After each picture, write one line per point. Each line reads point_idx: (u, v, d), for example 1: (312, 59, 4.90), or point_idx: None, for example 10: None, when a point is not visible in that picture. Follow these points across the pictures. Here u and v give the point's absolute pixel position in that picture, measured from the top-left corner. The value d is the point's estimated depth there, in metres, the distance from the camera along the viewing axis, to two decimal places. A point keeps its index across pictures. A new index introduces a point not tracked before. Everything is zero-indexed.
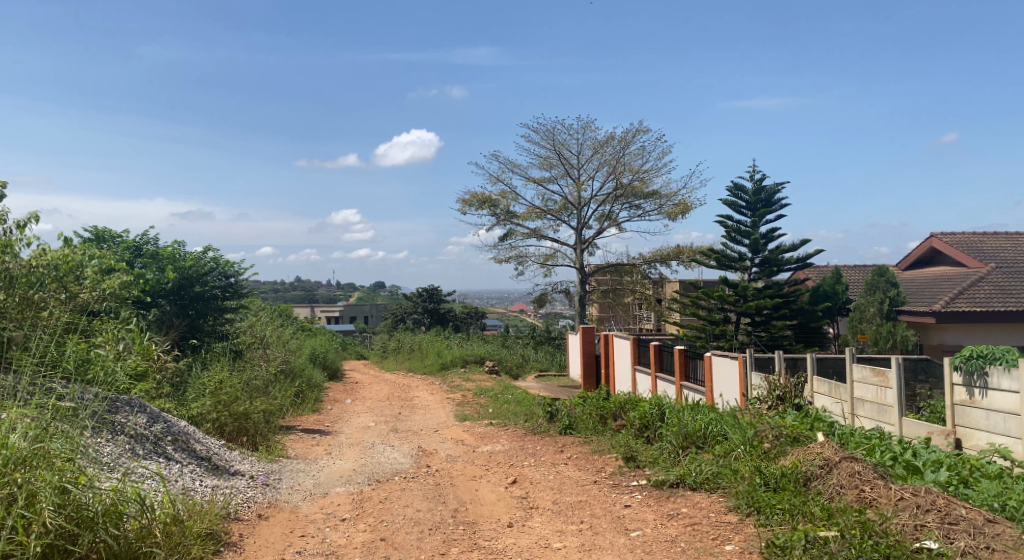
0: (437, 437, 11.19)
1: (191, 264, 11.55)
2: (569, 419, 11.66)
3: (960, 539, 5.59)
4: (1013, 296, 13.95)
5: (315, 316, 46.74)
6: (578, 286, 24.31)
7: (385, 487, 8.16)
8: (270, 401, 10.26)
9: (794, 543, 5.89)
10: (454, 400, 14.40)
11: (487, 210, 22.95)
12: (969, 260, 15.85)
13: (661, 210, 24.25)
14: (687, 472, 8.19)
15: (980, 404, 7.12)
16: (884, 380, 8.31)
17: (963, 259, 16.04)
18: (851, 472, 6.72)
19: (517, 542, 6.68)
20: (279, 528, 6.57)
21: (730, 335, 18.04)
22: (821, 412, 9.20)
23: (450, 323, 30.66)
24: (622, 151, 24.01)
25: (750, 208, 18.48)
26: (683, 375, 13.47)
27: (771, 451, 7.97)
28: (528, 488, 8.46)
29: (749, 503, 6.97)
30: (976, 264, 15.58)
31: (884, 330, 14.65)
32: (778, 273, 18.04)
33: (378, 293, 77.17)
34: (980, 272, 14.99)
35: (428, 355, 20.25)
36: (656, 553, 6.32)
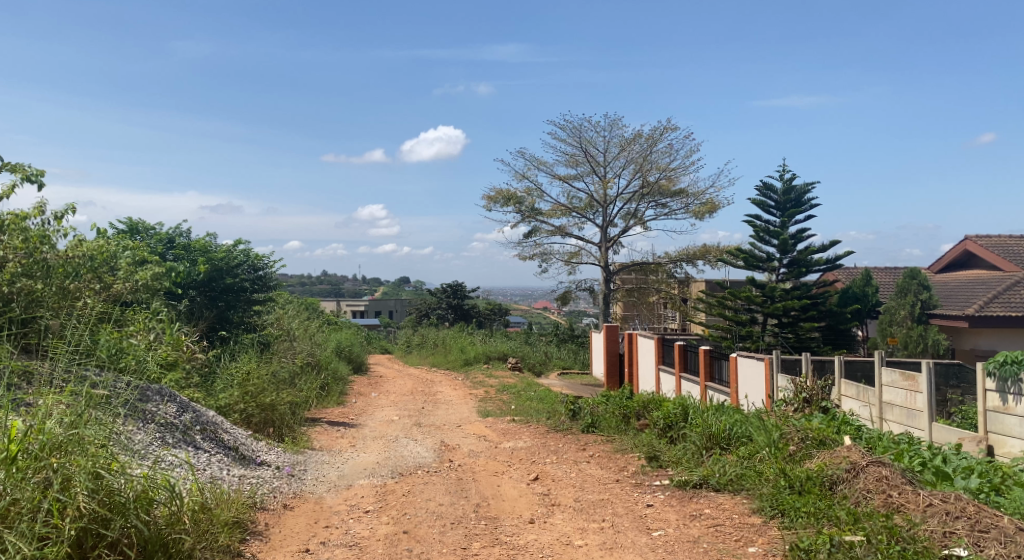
0: (459, 433, 11.22)
1: (223, 257, 11.64)
2: (591, 417, 11.62)
3: (990, 547, 5.50)
4: None
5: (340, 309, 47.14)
6: (603, 285, 24.26)
7: (408, 481, 8.20)
8: (297, 393, 10.34)
9: (818, 546, 5.83)
10: (477, 396, 14.42)
11: (512, 207, 22.94)
12: (1005, 263, 15.59)
13: (688, 209, 24.12)
14: (711, 472, 8.16)
15: (1014, 411, 7.00)
16: (914, 385, 8.22)
17: (998, 262, 15.79)
18: (878, 477, 6.65)
19: (539, 538, 6.69)
20: (304, 519, 6.62)
21: (756, 336, 17.91)
22: (848, 416, 9.10)
23: (473, 320, 30.77)
24: (650, 149, 23.92)
25: (779, 207, 18.32)
26: (707, 376, 13.41)
27: (797, 454, 7.93)
28: (550, 485, 8.46)
29: (773, 506, 6.92)
30: (1013, 268, 15.32)
31: (914, 334, 14.44)
32: (807, 274, 17.85)
33: (402, 288, 77.62)
34: (1016, 276, 14.73)
35: (452, 351, 20.28)
36: (678, 554, 6.29)
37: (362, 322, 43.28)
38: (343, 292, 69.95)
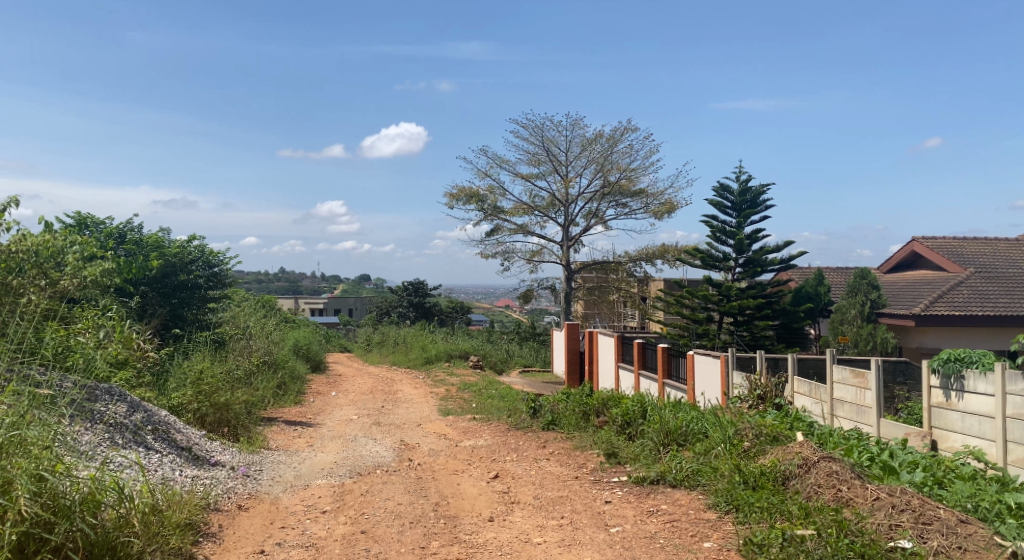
0: (419, 431, 11.22)
1: (176, 253, 11.56)
2: (552, 415, 11.70)
3: (933, 539, 5.64)
4: (989, 300, 14.10)
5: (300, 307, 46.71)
6: (564, 283, 24.42)
7: (366, 480, 8.19)
8: (252, 393, 10.23)
9: (771, 541, 5.95)
10: (437, 395, 14.41)
11: (475, 205, 22.92)
12: (948, 263, 16.02)
13: (647, 209, 24.36)
14: (668, 468, 8.27)
15: (956, 406, 7.19)
16: (863, 382, 8.42)
17: (942, 263, 16.21)
18: (829, 472, 6.82)
19: (498, 536, 6.73)
20: (259, 520, 6.58)
21: (713, 335, 18.19)
22: (801, 412, 9.35)
23: (435, 318, 30.74)
24: (611, 150, 24.10)
25: (736, 208, 18.59)
26: (665, 373, 13.58)
27: (751, 450, 8.11)
28: (510, 483, 8.51)
29: (728, 501, 7.05)
30: (956, 268, 15.74)
31: (864, 333, 14.78)
32: (761, 273, 18.16)
33: (362, 286, 77.25)
34: (959, 276, 15.15)
35: (413, 349, 20.22)
36: (635, 549, 6.37)
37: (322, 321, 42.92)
38: (302, 289, 69.31)
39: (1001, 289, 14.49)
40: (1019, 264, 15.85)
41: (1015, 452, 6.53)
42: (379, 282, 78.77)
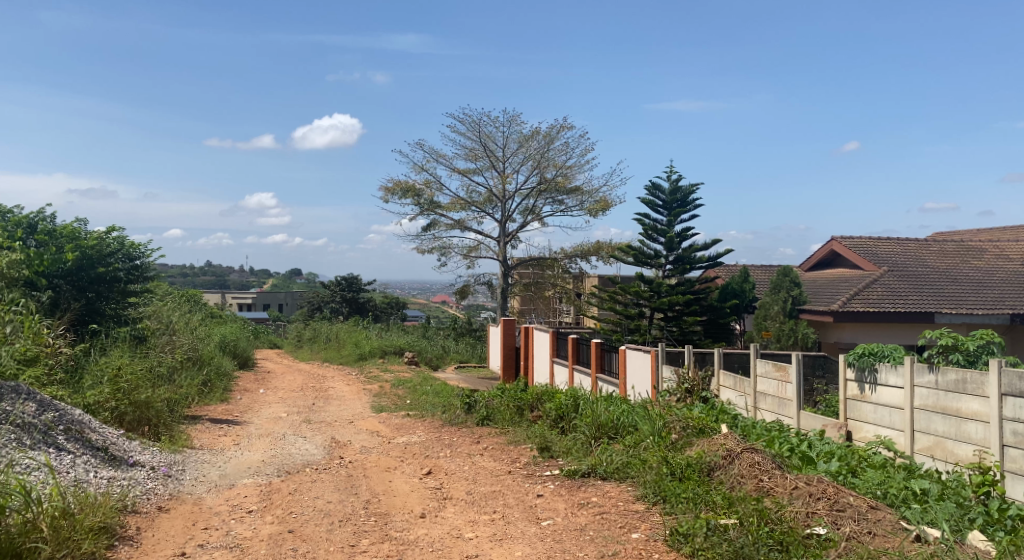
0: (351, 428, 11.14)
1: (93, 245, 11.16)
2: (486, 410, 11.74)
3: (846, 524, 5.84)
4: (902, 298, 14.68)
5: (230, 303, 45.85)
6: (501, 279, 24.50)
7: (295, 479, 8.10)
8: (175, 391, 10.00)
9: (696, 530, 6.06)
10: (370, 391, 14.32)
11: (411, 199, 22.78)
12: (865, 262, 16.58)
13: (583, 207, 24.60)
14: (598, 461, 8.40)
15: (869, 398, 7.47)
16: (785, 375, 8.69)
17: (859, 261, 16.78)
18: (751, 463, 7.02)
19: (429, 532, 6.73)
20: (180, 521, 6.45)
21: (644, 330, 18.59)
22: (726, 405, 9.61)
23: (369, 313, 30.50)
24: (547, 147, 24.26)
25: (667, 207, 18.90)
26: (598, 367, 13.76)
27: (678, 442, 8.31)
28: (442, 479, 8.52)
29: (656, 492, 7.19)
30: (872, 267, 16.32)
31: (787, 328, 15.19)
32: (690, 271, 18.56)
33: (294, 280, 76.15)
34: (874, 274, 15.73)
35: (346, 345, 20.02)
36: (565, 542, 6.46)
37: (253, 316, 42.20)
38: (231, 284, 67.98)
39: (913, 287, 15.10)
40: (930, 263, 16.53)
41: (921, 441, 6.82)
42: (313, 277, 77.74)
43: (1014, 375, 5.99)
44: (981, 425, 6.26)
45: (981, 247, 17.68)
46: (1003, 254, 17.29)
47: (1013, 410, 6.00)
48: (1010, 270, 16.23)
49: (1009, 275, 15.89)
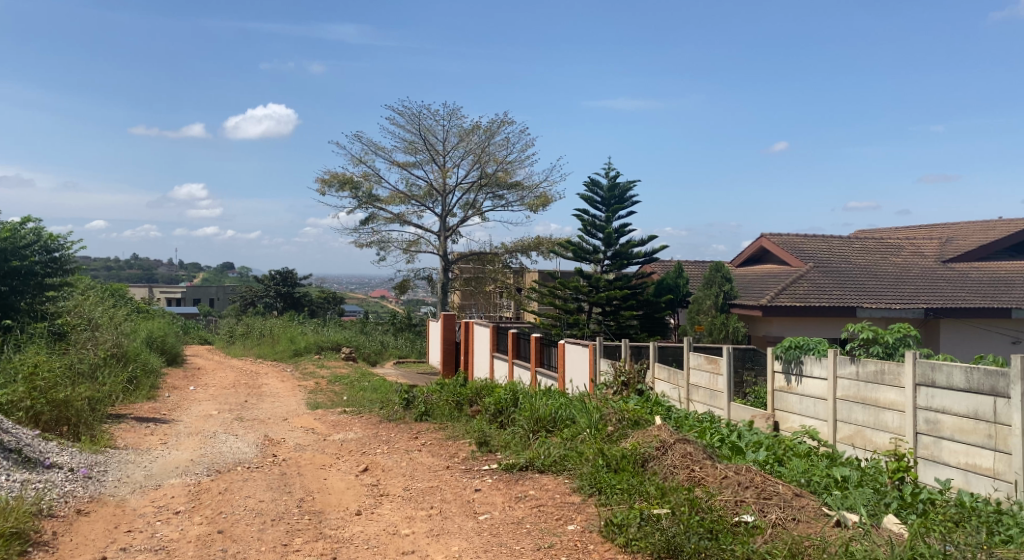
0: (285, 426, 10.96)
1: (7, 237, 10.66)
2: (425, 406, 11.68)
3: (772, 512, 5.96)
4: (826, 292, 15.11)
5: (158, 298, 44.67)
6: (441, 274, 24.43)
7: (225, 478, 7.93)
8: (96, 389, 9.70)
9: (630, 521, 6.10)
10: (306, 388, 14.10)
11: (348, 191, 22.50)
12: (791, 259, 17.00)
13: (523, 202, 24.65)
14: (536, 454, 8.43)
15: (795, 390, 7.66)
16: (716, 367, 8.83)
17: (786, 257, 17.19)
18: (683, 453, 7.13)
19: (364, 529, 6.67)
20: (101, 524, 6.27)
21: (583, 324, 18.73)
22: (660, 397, 9.77)
23: (304, 308, 30.05)
24: (487, 142, 24.22)
25: (605, 203, 19.07)
26: (538, 361, 13.82)
27: (614, 434, 8.39)
28: (379, 475, 8.44)
29: (591, 484, 7.25)
30: (798, 263, 16.73)
31: (718, 321, 15.45)
32: (627, 266, 18.80)
33: (227, 275, 74.57)
34: (800, 270, 16.15)
35: (280, 341, 19.68)
36: (502, 535, 6.46)
37: (182, 311, 41.21)
38: (159, 278, 66.16)
39: (836, 283, 15.55)
40: (854, 259, 17.04)
41: (843, 430, 7.02)
42: (244, 271, 76.25)
43: (927, 366, 6.20)
44: (897, 413, 6.47)
45: (899, 245, 18.31)
46: (920, 251, 17.93)
47: (926, 399, 6.21)
48: (927, 266, 16.84)
49: (925, 271, 16.48)
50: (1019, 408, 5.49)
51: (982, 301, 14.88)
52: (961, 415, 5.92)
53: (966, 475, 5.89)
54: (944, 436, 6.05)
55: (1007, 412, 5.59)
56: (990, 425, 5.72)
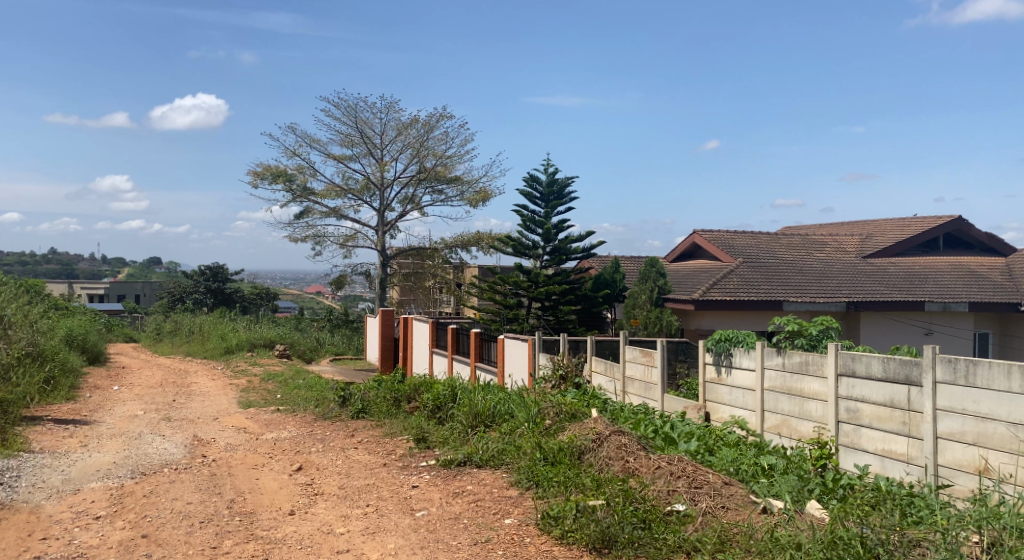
0: (215, 426, 10.68)
1: None
2: (362, 403, 11.51)
3: (703, 500, 6.02)
4: (755, 287, 15.41)
5: (78, 294, 43.17)
6: (379, 269, 24.18)
7: (151, 480, 7.68)
8: (10, 391, 9.27)
9: (566, 513, 6.07)
10: (237, 386, 13.78)
11: (282, 184, 22.06)
12: (722, 254, 17.29)
13: (462, 196, 24.54)
14: (474, 450, 8.38)
15: (725, 381, 7.77)
16: (650, 360, 8.91)
17: (717, 252, 17.47)
18: (619, 445, 7.16)
19: (298, 530, 6.53)
20: (13, 533, 6.01)
21: (522, 319, 18.84)
22: (597, 390, 9.83)
23: (235, 305, 29.48)
24: (426, 135, 24.04)
25: (544, 199, 19.10)
26: (477, 356, 13.77)
27: (552, 428, 8.39)
28: (313, 474, 8.28)
29: (529, 477, 7.23)
30: (728, 258, 17.01)
31: (653, 315, 15.63)
32: (566, 261, 18.91)
33: (154, 270, 72.48)
34: (731, 265, 16.43)
35: (210, 339, 19.19)
36: (439, 531, 6.39)
37: (102, 307, 39.86)
38: (82, 274, 63.89)
39: (765, 277, 15.87)
40: (781, 254, 17.41)
41: (770, 419, 7.15)
42: (173, 266, 74.21)
43: (848, 357, 6.35)
44: (820, 403, 6.61)
45: (823, 241, 18.81)
46: (844, 247, 18.44)
47: (847, 388, 6.36)
48: (849, 261, 17.32)
49: (848, 266, 16.95)
50: (931, 396, 5.65)
51: (899, 294, 15.38)
52: (879, 404, 6.08)
53: (883, 461, 6.05)
54: (863, 424, 6.21)
55: (920, 400, 5.75)
56: (905, 412, 5.88)
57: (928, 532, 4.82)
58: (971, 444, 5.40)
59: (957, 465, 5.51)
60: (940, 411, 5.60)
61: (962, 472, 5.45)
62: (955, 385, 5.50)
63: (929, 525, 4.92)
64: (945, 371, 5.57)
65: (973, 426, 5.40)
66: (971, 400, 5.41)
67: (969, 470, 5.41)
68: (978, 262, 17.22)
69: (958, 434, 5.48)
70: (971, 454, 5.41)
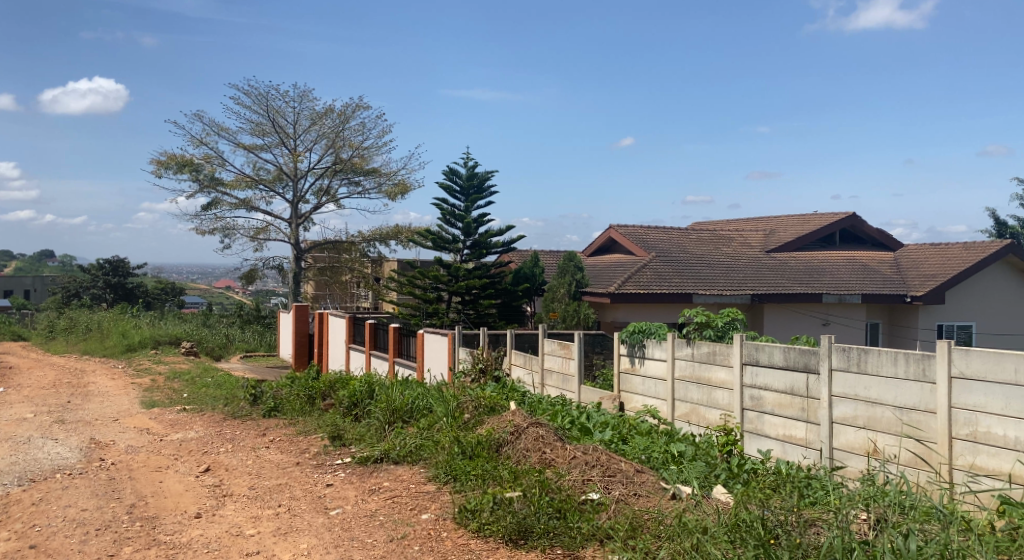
0: (115, 427, 10.14)
1: None
2: (273, 401, 11.13)
3: (616, 488, 5.97)
4: (668, 280, 15.61)
5: None
6: (293, 263, 23.61)
7: (42, 487, 7.21)
8: None
9: (483, 506, 5.92)
10: (140, 385, 13.16)
11: (188, 174, 21.24)
12: (636, 249, 17.48)
13: (380, 189, 24.13)
14: (391, 446, 8.16)
15: (638, 371, 7.77)
16: (568, 352, 8.85)
17: (632, 247, 17.65)
18: (536, 437, 7.06)
19: (204, 533, 6.20)
20: None
21: (442, 314, 18.64)
22: (515, 383, 9.75)
23: (137, 300, 28.25)
24: (342, 126, 23.54)
25: (463, 193, 18.93)
26: (396, 352, 13.52)
27: (470, 422, 8.26)
28: (222, 475, 7.93)
29: (447, 472, 7.07)
30: (643, 253, 17.19)
31: (571, 309, 15.61)
32: (486, 255, 18.82)
33: (49, 265, 69.02)
34: (646, 260, 16.60)
35: (110, 336, 18.32)
36: (353, 529, 6.17)
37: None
38: None
39: (678, 271, 16.10)
40: (691, 249, 17.70)
41: (680, 408, 7.17)
42: (70, 261, 70.85)
43: (752, 346, 6.41)
44: (726, 391, 6.66)
45: (730, 236, 19.23)
46: (748, 242, 18.89)
47: (752, 376, 6.41)
48: (754, 256, 17.74)
49: (753, 260, 17.36)
50: (827, 383, 5.74)
51: (798, 287, 15.86)
52: (781, 391, 6.15)
53: (784, 446, 6.13)
54: (766, 410, 6.28)
55: (818, 387, 5.83)
56: (804, 399, 5.96)
57: (823, 512, 4.86)
58: (862, 427, 5.51)
59: (850, 448, 5.61)
60: (835, 397, 5.70)
61: (854, 455, 5.56)
62: (849, 372, 5.60)
63: (823, 506, 4.97)
64: (840, 359, 5.66)
65: (864, 410, 5.50)
66: (863, 386, 5.51)
67: (860, 452, 5.52)
68: (870, 256, 17.90)
69: (851, 418, 5.59)
70: (862, 437, 5.51)
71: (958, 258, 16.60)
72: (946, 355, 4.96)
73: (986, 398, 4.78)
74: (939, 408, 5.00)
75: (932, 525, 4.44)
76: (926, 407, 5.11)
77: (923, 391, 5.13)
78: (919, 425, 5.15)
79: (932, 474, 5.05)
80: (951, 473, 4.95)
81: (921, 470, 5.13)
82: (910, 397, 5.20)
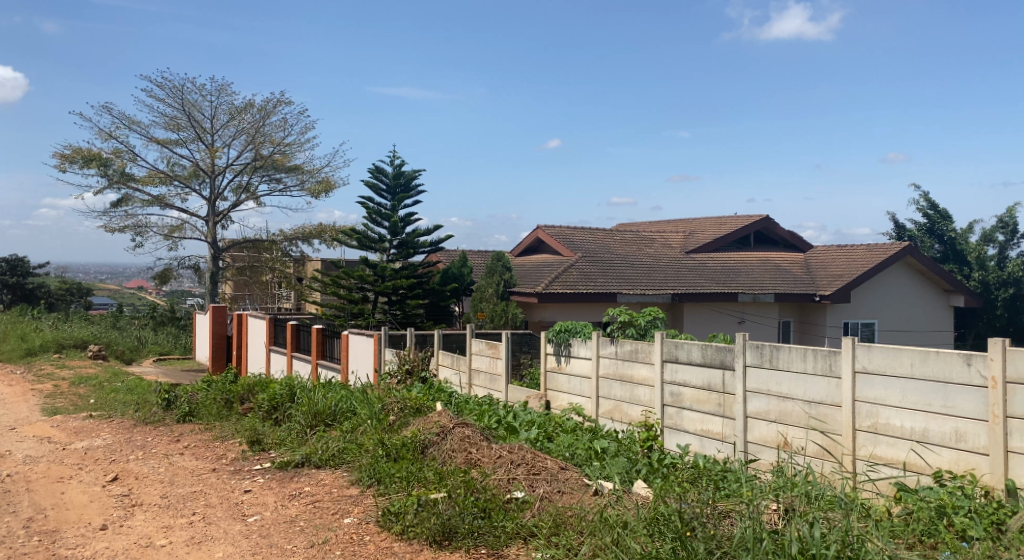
0: (13, 437, 9.53)
1: None
2: (188, 406, 10.64)
3: (541, 486, 5.83)
4: (593, 280, 15.62)
5: None
6: (210, 262, 22.87)
7: None
8: None
9: (407, 508, 5.70)
10: (42, 392, 12.46)
11: (96, 169, 20.32)
12: (563, 249, 17.47)
13: (303, 186, 23.56)
14: (313, 450, 7.86)
15: (564, 369, 7.67)
16: (495, 351, 8.68)
17: (559, 247, 17.63)
18: (462, 437, 6.87)
19: (110, 545, 5.82)
20: None
21: (368, 314, 18.31)
22: (442, 384, 9.53)
23: (39, 302, 26.94)
24: (262, 122, 22.87)
25: (390, 191, 18.59)
26: (319, 353, 13.13)
27: (395, 423, 8.02)
28: (132, 484, 7.49)
29: (371, 475, 6.82)
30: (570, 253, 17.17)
31: (499, 309, 15.45)
32: (413, 255, 18.53)
33: None
34: (573, 260, 16.58)
35: (9, 340, 17.36)
36: (272, 536, 5.88)
37: None
38: None
39: (603, 271, 16.15)
40: (617, 249, 17.78)
41: (604, 405, 7.09)
42: None
43: (672, 344, 6.36)
44: (647, 388, 6.60)
45: (652, 237, 19.40)
46: (668, 243, 19.09)
47: (671, 373, 6.37)
48: (674, 256, 17.93)
49: (673, 260, 17.55)
50: (741, 378, 5.72)
51: (714, 286, 16.11)
52: (698, 387, 6.12)
53: (702, 440, 6.10)
54: (685, 406, 6.24)
55: (733, 383, 5.82)
56: (721, 395, 5.93)
57: (737, 503, 4.82)
58: (774, 421, 5.51)
59: (762, 441, 5.61)
60: (749, 392, 5.68)
61: (766, 448, 5.55)
62: (761, 368, 5.60)
63: (737, 498, 4.92)
64: (753, 356, 5.65)
65: (776, 405, 5.50)
66: (775, 381, 5.51)
67: (771, 445, 5.52)
68: (783, 258, 18.27)
69: (763, 413, 5.58)
70: (773, 431, 5.51)
71: (862, 258, 17.11)
72: (849, 351, 4.98)
73: (886, 391, 4.80)
74: (843, 402, 5.02)
75: (836, 513, 4.42)
76: (832, 400, 5.12)
77: (829, 385, 5.14)
78: (825, 418, 5.16)
79: (836, 464, 5.07)
80: (854, 464, 4.97)
81: (827, 462, 5.15)
82: (818, 392, 5.21)
